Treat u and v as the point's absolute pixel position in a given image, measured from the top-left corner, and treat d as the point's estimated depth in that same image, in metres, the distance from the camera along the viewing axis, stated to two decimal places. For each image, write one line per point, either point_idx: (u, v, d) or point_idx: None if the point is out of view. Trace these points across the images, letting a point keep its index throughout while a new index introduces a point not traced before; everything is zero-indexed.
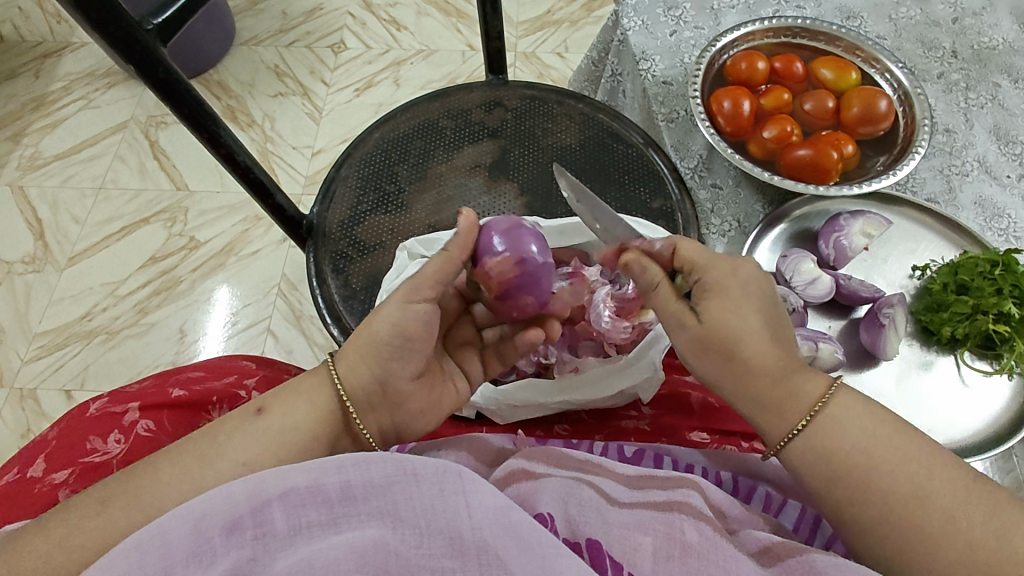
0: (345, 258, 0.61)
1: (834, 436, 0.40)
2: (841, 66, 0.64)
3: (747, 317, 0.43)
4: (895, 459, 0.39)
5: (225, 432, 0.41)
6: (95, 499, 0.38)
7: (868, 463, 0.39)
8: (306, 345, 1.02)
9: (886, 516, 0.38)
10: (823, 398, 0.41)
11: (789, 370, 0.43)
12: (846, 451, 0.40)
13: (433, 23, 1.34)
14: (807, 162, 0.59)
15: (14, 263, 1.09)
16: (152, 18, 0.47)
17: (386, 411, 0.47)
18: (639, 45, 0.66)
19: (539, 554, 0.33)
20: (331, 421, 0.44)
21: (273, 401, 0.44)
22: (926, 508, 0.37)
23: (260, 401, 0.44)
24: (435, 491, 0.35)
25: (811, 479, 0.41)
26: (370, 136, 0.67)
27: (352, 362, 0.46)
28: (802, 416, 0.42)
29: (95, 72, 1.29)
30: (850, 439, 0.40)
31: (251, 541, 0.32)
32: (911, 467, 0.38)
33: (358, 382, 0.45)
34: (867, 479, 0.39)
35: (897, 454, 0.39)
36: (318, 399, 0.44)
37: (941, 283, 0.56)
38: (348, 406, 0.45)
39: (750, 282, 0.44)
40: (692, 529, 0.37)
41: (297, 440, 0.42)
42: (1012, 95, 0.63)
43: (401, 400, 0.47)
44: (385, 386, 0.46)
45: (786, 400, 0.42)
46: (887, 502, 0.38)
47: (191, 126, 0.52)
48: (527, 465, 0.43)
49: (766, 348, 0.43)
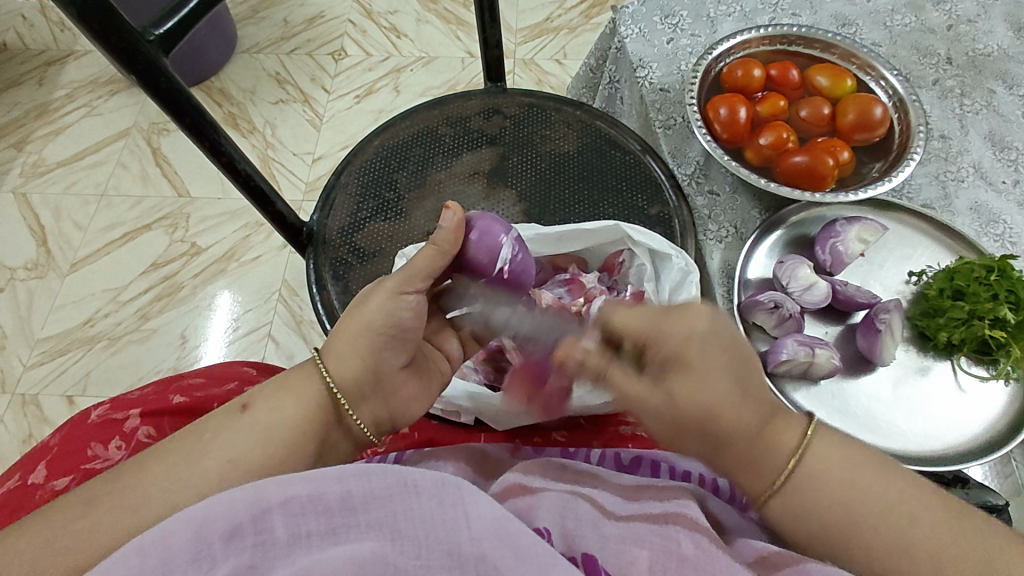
0: (345, 265, 0.62)
1: (816, 491, 0.40)
2: (837, 73, 0.64)
3: (709, 391, 0.41)
4: (878, 508, 0.39)
5: (211, 431, 0.42)
6: (80, 502, 0.38)
7: (852, 517, 0.39)
8: (306, 351, 1.03)
9: (874, 560, 0.38)
10: (800, 449, 0.41)
11: (763, 426, 0.41)
12: (827, 509, 0.39)
13: (433, 30, 1.35)
14: (803, 169, 0.60)
15: (16, 269, 1.10)
16: (154, 28, 0.48)
17: (381, 402, 0.48)
18: (637, 53, 0.68)
19: (537, 563, 0.33)
20: (320, 418, 0.44)
21: (253, 395, 0.44)
22: (911, 558, 0.38)
23: (245, 397, 0.44)
24: (434, 503, 0.35)
25: (796, 533, 0.41)
26: (370, 144, 0.68)
27: (358, 369, 0.45)
28: (779, 474, 0.41)
29: (98, 80, 1.30)
30: (829, 494, 0.39)
31: (250, 547, 0.33)
32: (892, 516, 0.38)
33: (350, 377, 0.45)
34: (850, 532, 0.39)
35: (875, 503, 0.39)
36: (307, 394, 0.44)
37: (937, 288, 0.57)
38: (345, 405, 0.45)
39: (709, 340, 0.41)
40: (689, 540, 0.37)
41: (268, 423, 0.42)
42: (1007, 102, 0.64)
43: (393, 391, 0.48)
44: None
45: (765, 454, 0.41)
46: (871, 551, 0.38)
47: (193, 135, 0.53)
48: (523, 480, 0.44)
49: (740, 410, 0.41)
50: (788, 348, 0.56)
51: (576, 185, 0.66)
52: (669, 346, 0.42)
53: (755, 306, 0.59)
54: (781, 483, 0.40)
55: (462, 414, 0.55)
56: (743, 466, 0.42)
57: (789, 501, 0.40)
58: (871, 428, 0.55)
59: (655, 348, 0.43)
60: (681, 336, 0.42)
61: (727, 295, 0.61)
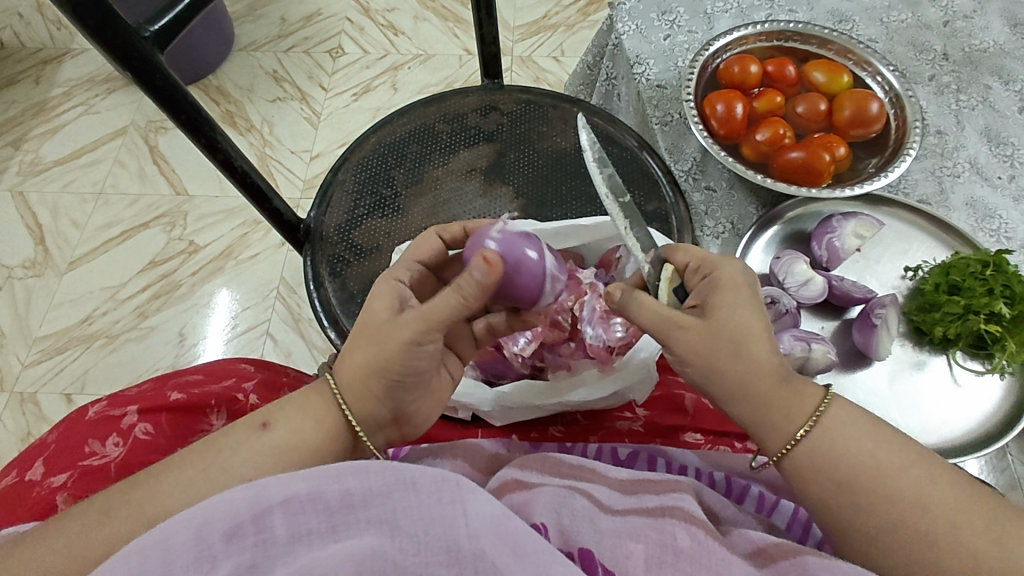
0: (343, 262, 0.62)
1: (842, 440, 0.40)
2: (833, 69, 0.65)
3: (722, 353, 0.42)
4: (900, 464, 0.39)
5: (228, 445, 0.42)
6: (97, 508, 0.39)
7: (879, 468, 0.39)
8: (304, 349, 1.03)
9: (891, 518, 0.38)
10: (822, 406, 0.41)
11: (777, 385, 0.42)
12: (855, 456, 0.40)
13: (431, 27, 1.35)
14: (799, 164, 0.60)
15: (14, 267, 1.09)
16: (149, 24, 0.48)
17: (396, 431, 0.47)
18: (634, 50, 0.68)
19: (533, 562, 0.33)
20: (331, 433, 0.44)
21: (272, 413, 0.44)
22: (932, 517, 0.37)
23: (264, 414, 0.44)
24: (434, 500, 0.35)
25: (815, 488, 0.40)
26: (367, 140, 0.68)
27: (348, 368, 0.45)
28: (806, 420, 0.41)
29: (95, 78, 1.30)
30: (857, 442, 0.40)
31: (251, 546, 0.33)
32: (913, 471, 0.39)
33: (368, 403, 0.45)
34: (872, 485, 0.39)
35: (898, 459, 0.39)
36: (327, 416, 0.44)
37: (933, 283, 0.57)
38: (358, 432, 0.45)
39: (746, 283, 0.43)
40: (685, 534, 0.37)
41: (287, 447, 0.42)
42: (1003, 98, 0.64)
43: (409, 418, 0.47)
44: (398, 414, 0.46)
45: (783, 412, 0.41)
46: (894, 507, 0.38)
47: (189, 132, 0.53)
48: (520, 475, 0.44)
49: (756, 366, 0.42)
50: (786, 344, 0.56)
51: (572, 182, 0.66)
52: (727, 271, 0.44)
53: None
54: (798, 439, 0.41)
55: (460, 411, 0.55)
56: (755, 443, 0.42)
57: (813, 451, 0.41)
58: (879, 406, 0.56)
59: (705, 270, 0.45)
60: (734, 268, 0.44)
61: None
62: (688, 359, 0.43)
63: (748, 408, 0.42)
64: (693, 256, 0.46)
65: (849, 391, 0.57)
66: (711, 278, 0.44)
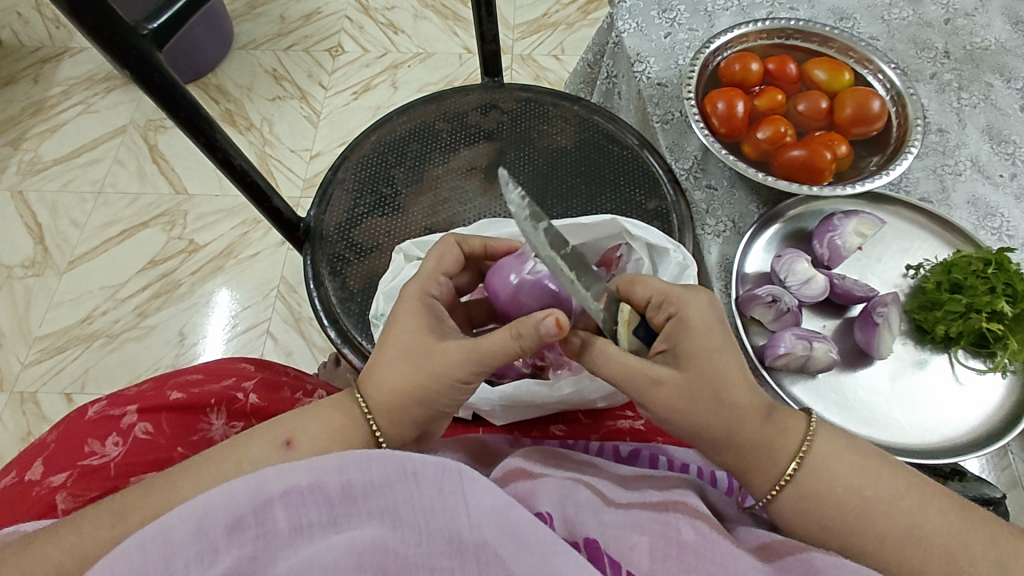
0: (343, 261, 0.62)
1: (826, 481, 0.40)
2: (834, 66, 0.64)
3: (725, 350, 0.41)
4: (887, 498, 0.39)
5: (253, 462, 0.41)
6: (110, 511, 0.39)
7: (865, 506, 0.39)
8: (305, 348, 1.03)
9: (883, 555, 0.38)
10: (807, 440, 0.41)
11: None
12: (839, 496, 0.39)
13: (431, 26, 1.34)
14: (800, 162, 0.60)
15: (13, 267, 1.09)
16: (147, 22, 0.47)
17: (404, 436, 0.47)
18: (634, 47, 0.68)
19: (537, 551, 0.33)
20: None
21: (294, 430, 0.43)
22: (925, 549, 0.38)
23: (288, 431, 0.43)
24: (435, 491, 0.35)
25: (804, 533, 0.40)
26: (367, 139, 0.68)
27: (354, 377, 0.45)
28: (792, 458, 0.41)
29: (94, 77, 1.29)
30: (839, 481, 0.40)
31: (252, 539, 0.33)
32: (902, 504, 0.39)
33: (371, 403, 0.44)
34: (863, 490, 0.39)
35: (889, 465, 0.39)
36: (329, 414, 0.44)
37: (935, 282, 0.57)
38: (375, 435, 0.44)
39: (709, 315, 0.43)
40: (688, 527, 0.37)
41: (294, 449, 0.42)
42: (1005, 95, 0.64)
43: None
44: None
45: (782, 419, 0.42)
46: (885, 544, 0.38)
47: (188, 131, 0.52)
48: (525, 465, 0.44)
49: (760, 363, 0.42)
50: (787, 342, 0.55)
51: (573, 180, 0.66)
52: (691, 308, 0.43)
53: (752, 300, 0.58)
54: (789, 477, 0.41)
55: (461, 411, 0.54)
56: (759, 442, 0.41)
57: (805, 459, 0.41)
58: (876, 422, 0.55)
59: (672, 307, 0.44)
60: (699, 304, 0.44)
61: (726, 289, 0.61)
62: (668, 416, 0.42)
63: (741, 443, 0.41)
64: (653, 290, 0.46)
65: (839, 414, 0.56)
66: (677, 318, 0.44)
